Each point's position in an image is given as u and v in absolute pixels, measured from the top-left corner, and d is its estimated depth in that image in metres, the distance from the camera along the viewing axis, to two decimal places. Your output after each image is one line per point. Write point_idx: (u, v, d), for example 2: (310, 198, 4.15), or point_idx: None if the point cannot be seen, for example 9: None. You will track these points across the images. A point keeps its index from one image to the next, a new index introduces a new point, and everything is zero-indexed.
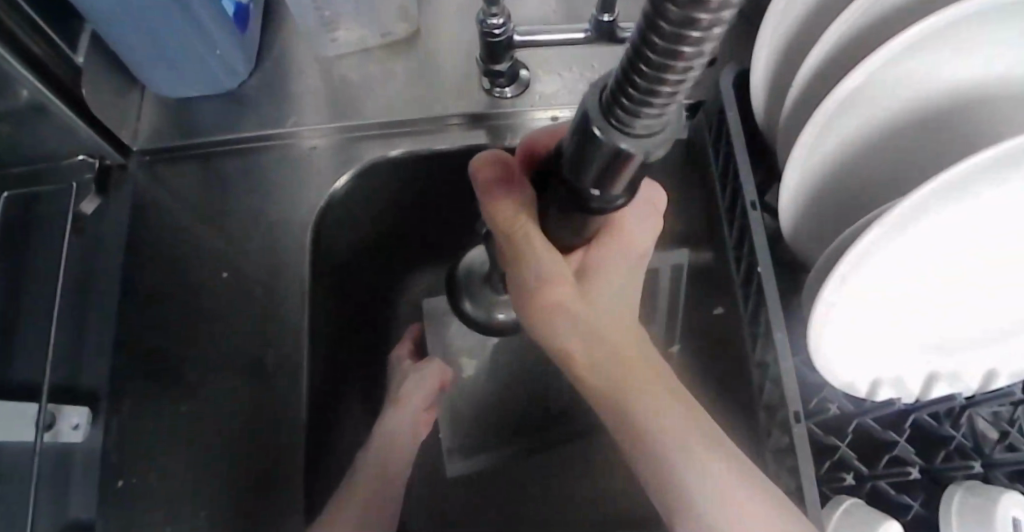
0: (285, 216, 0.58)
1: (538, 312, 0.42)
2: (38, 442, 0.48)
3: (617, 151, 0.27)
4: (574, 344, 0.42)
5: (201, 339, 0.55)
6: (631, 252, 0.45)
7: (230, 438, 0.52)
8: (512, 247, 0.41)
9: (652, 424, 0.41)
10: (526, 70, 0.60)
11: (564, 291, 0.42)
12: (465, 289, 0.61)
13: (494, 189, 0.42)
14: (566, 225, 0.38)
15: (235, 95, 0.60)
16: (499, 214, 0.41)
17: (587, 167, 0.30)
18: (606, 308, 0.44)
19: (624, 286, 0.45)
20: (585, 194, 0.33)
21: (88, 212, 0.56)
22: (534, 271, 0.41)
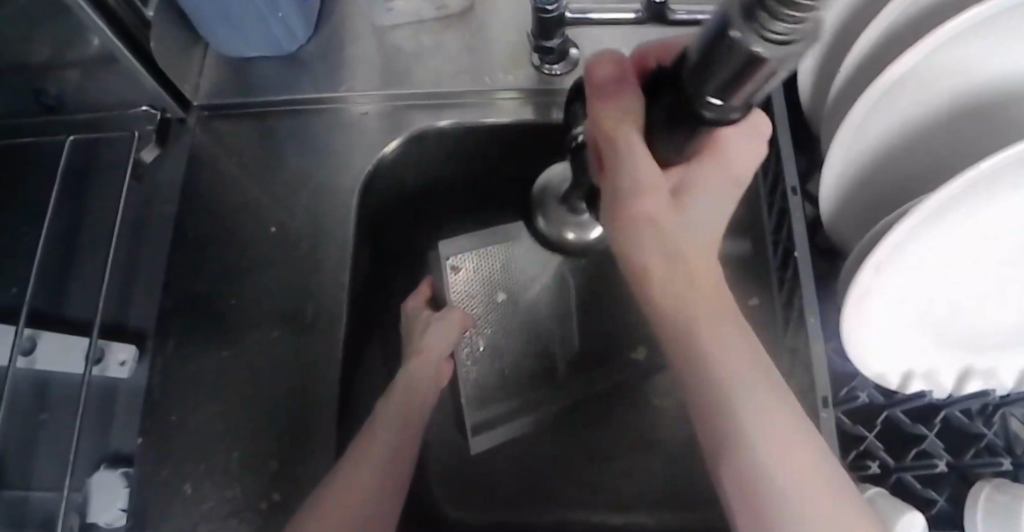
0: (332, 176, 0.60)
1: (623, 221, 0.39)
2: (88, 374, 0.51)
3: (750, 55, 0.28)
4: (655, 262, 0.39)
5: (243, 287, 0.57)
6: (724, 180, 0.42)
7: (267, 383, 0.54)
8: (611, 145, 0.39)
9: (730, 372, 0.37)
10: (576, 48, 0.61)
11: (654, 205, 0.38)
12: (539, 204, 0.62)
13: (607, 85, 0.40)
14: (680, 129, 0.37)
15: (293, 58, 0.63)
16: (608, 111, 0.39)
17: (716, 74, 0.31)
18: (699, 238, 0.40)
19: (712, 212, 0.42)
20: (708, 102, 0.33)
21: (149, 160, 0.59)
22: (632, 170, 0.38)
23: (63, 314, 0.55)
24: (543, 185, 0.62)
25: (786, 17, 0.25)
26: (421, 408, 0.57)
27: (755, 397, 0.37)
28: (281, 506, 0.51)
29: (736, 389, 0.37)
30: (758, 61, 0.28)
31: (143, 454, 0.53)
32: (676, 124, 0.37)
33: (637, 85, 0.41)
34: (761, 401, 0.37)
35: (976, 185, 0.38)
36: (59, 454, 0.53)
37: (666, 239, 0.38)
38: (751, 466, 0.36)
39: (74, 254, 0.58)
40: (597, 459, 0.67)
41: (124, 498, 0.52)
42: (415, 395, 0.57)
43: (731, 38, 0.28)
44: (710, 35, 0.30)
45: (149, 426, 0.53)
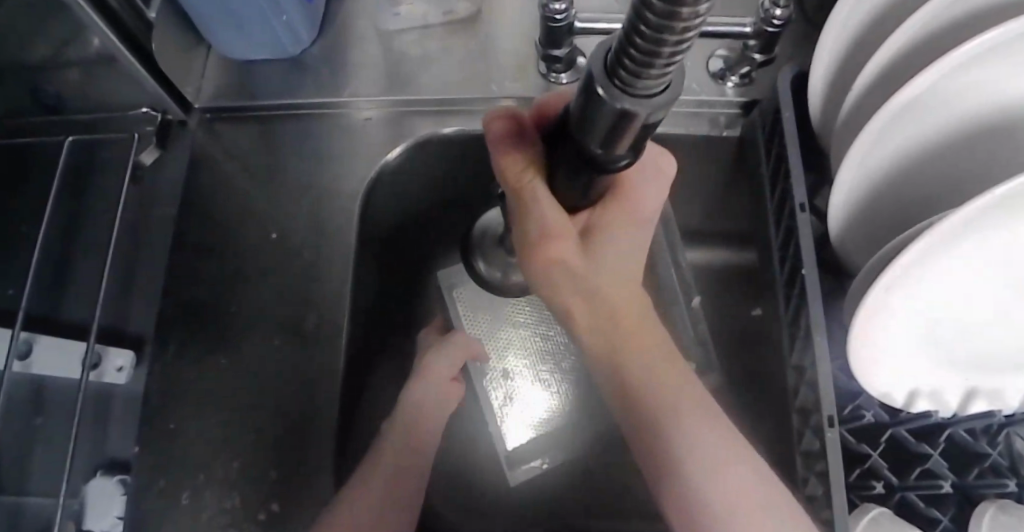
0: (334, 182, 0.59)
1: (540, 264, 0.43)
2: (84, 379, 0.50)
3: (618, 112, 0.28)
4: (572, 302, 0.44)
5: (243, 294, 0.56)
6: (631, 215, 0.44)
7: (267, 393, 0.53)
8: (518, 199, 0.42)
9: (660, 397, 0.44)
10: (583, 57, 0.60)
11: (563, 247, 0.42)
12: (478, 249, 0.61)
13: (502, 143, 0.42)
14: (579, 183, 0.38)
15: (296, 62, 0.62)
16: (509, 165, 0.42)
17: (592, 130, 0.31)
18: (610, 278, 0.43)
19: (629, 245, 0.44)
20: (602, 157, 0.33)
21: (148, 162, 0.59)
22: (535, 226, 0.42)
23: (60, 318, 0.55)
24: (476, 230, 0.62)
25: (651, 73, 0.25)
26: (429, 421, 0.56)
27: (686, 423, 0.44)
28: (280, 518, 0.50)
29: (672, 425, 0.44)
30: (629, 119, 0.28)
31: (141, 461, 0.52)
32: (573, 176, 0.37)
33: (532, 138, 0.42)
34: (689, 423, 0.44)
35: (985, 212, 0.38)
36: (56, 461, 0.53)
37: (577, 278, 0.43)
38: (684, 478, 0.44)
39: (72, 255, 0.57)
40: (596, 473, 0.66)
41: (121, 505, 0.52)
42: (427, 406, 0.57)
43: (594, 90, 0.28)
44: (581, 84, 0.30)
45: (147, 434, 0.52)
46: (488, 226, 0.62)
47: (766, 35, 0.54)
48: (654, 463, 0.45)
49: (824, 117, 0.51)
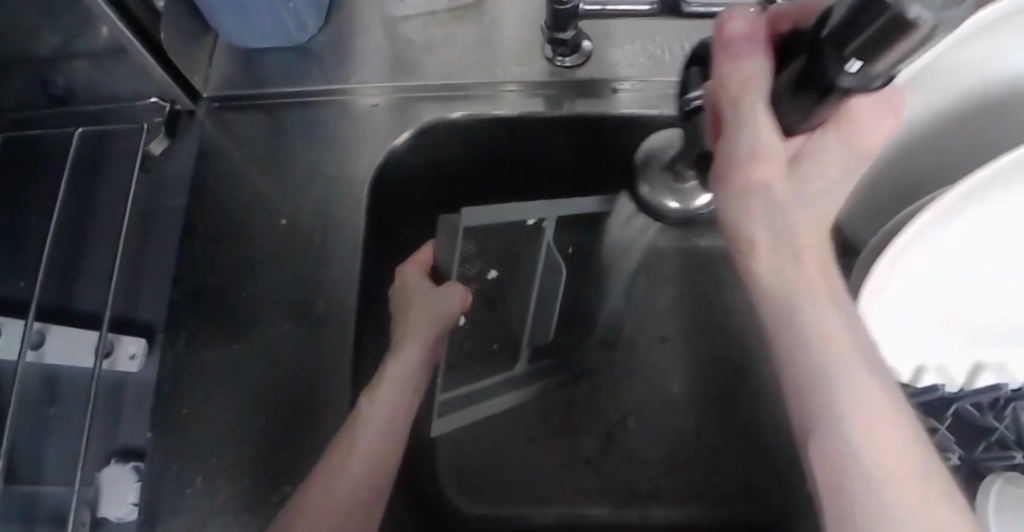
0: (343, 168, 0.59)
1: (732, 190, 0.39)
2: (98, 367, 0.51)
3: (898, 18, 0.28)
4: (760, 236, 0.39)
5: (253, 280, 0.56)
6: (855, 147, 0.38)
7: (279, 378, 0.53)
8: (730, 113, 0.38)
9: (825, 343, 0.38)
10: (588, 41, 0.61)
11: (773, 173, 0.38)
12: (638, 172, 0.62)
13: (736, 47, 0.38)
14: (801, 100, 0.36)
15: (303, 50, 0.62)
16: (728, 75, 0.38)
17: (855, 40, 0.31)
18: (801, 211, 0.38)
19: (834, 183, 0.39)
20: (840, 72, 0.33)
21: (157, 153, 0.60)
22: (746, 145, 0.38)
23: (74, 306, 0.56)
24: (641, 151, 0.61)
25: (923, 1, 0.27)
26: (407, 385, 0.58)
27: (838, 379, 0.37)
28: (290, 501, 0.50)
29: (831, 365, 0.37)
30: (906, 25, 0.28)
31: (154, 448, 0.52)
32: (799, 95, 0.36)
33: (767, 49, 0.38)
34: (843, 374, 0.37)
35: None
36: (71, 448, 0.53)
37: (781, 213, 0.38)
38: (825, 429, 0.37)
39: (84, 245, 0.58)
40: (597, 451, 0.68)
41: (135, 492, 0.52)
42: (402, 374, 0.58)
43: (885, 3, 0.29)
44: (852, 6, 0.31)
45: (159, 419, 0.53)
46: (654, 149, 0.60)
47: None
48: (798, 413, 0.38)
49: None
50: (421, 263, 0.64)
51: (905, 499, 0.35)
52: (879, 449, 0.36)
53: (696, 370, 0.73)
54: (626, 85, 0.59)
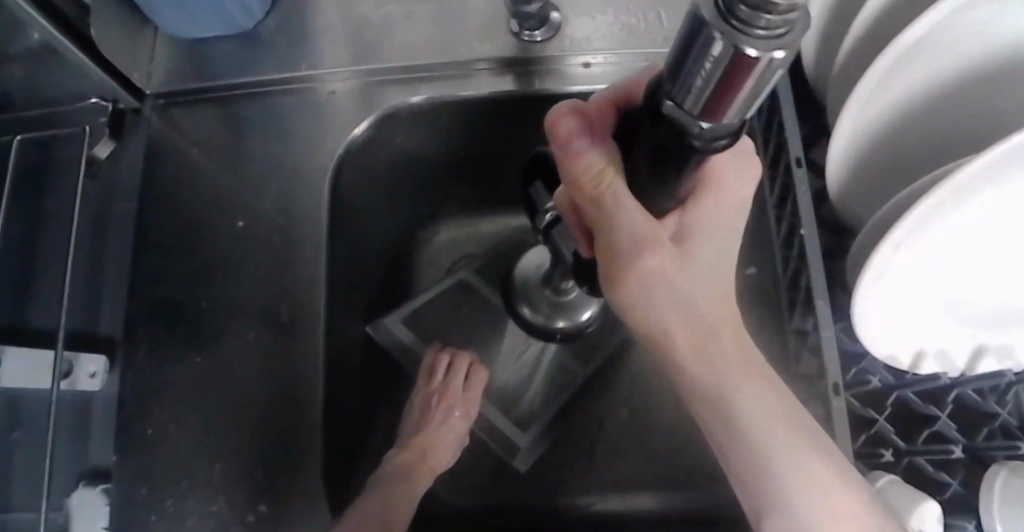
0: (302, 162, 0.56)
1: (630, 286, 0.35)
2: (55, 388, 0.48)
3: (735, 56, 0.22)
4: (673, 323, 0.35)
5: (214, 288, 0.53)
6: (725, 210, 0.36)
7: (243, 390, 0.50)
8: (596, 212, 0.35)
9: (745, 410, 0.36)
10: (558, 12, 0.57)
11: (661, 258, 0.34)
12: (524, 295, 0.60)
13: (576, 141, 0.35)
14: (665, 183, 0.32)
15: (253, 37, 0.58)
16: (581, 170, 0.35)
17: (696, 92, 0.25)
18: (705, 287, 0.36)
19: (721, 246, 0.37)
20: (691, 131, 0.27)
21: (104, 156, 0.56)
22: (625, 234, 0.34)
23: (26, 324, 0.53)
24: (517, 274, 0.61)
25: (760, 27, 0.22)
26: (450, 447, 0.59)
27: (787, 450, 0.36)
28: (269, 519, 0.48)
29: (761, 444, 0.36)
30: (745, 59, 0.22)
31: (123, 471, 0.50)
32: (654, 172, 0.32)
33: (610, 136, 0.36)
34: (781, 444, 0.36)
35: (1000, 161, 0.35)
36: (37, 474, 0.52)
37: (682, 296, 0.35)
38: (765, 500, 0.37)
39: (33, 257, 0.55)
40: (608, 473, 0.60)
41: (105, 517, 0.50)
42: (428, 431, 0.59)
43: (706, 38, 0.23)
44: (677, 55, 0.25)
45: (125, 441, 0.50)
46: (529, 271, 0.61)
47: None
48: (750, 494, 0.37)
49: (817, 67, 0.48)
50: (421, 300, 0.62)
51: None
52: (837, 510, 0.36)
53: None
54: (599, 58, 0.55)
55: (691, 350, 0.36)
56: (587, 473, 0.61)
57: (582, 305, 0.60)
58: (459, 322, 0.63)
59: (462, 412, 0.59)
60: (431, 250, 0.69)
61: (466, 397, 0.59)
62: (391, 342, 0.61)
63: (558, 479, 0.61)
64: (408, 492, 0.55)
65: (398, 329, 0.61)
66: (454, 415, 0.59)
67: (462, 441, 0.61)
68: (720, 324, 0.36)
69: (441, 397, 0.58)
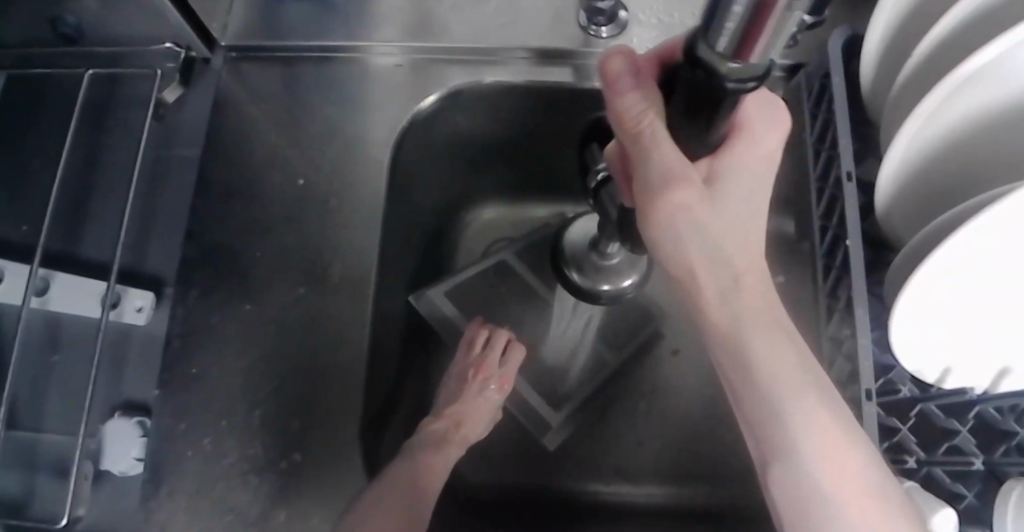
0: (361, 130, 0.58)
1: (657, 220, 0.37)
2: (105, 319, 0.49)
3: (757, 6, 0.23)
4: (697, 258, 0.37)
5: (269, 239, 0.55)
6: (758, 158, 0.38)
7: (288, 340, 0.52)
8: (635, 152, 0.36)
9: (760, 354, 0.37)
10: (625, 11, 0.58)
11: (690, 196, 0.35)
12: (571, 260, 0.64)
13: (621, 81, 0.35)
14: (700, 126, 0.33)
15: (328, 2, 0.60)
16: (624, 111, 0.35)
17: (722, 36, 0.26)
18: (733, 231, 0.37)
19: (752, 191, 0.38)
20: (720, 74, 0.28)
21: (170, 101, 0.58)
22: (657, 172, 0.35)
23: (78, 255, 0.55)
24: (564, 242, 0.65)
25: None
26: (482, 420, 0.60)
27: (794, 392, 0.37)
28: (302, 468, 0.49)
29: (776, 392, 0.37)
30: (768, 7, 0.23)
31: (164, 406, 0.51)
32: (691, 117, 0.33)
33: (655, 82, 0.36)
34: (791, 390, 0.37)
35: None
36: (70, 403, 0.52)
37: (707, 233, 0.36)
38: (777, 449, 0.38)
39: (90, 191, 0.56)
40: (624, 462, 0.63)
41: (139, 447, 0.50)
42: (464, 401, 0.60)
43: None
44: (706, 3, 0.26)
45: (168, 378, 0.51)
46: (575, 239, 0.64)
47: None
48: (763, 447, 0.38)
49: (875, 88, 0.49)
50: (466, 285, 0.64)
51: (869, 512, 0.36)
52: (840, 464, 0.37)
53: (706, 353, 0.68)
54: None
55: (714, 288, 0.38)
56: (604, 458, 0.64)
57: (623, 271, 0.64)
58: (498, 296, 0.65)
59: (498, 386, 0.60)
60: (471, 230, 0.71)
61: (502, 371, 0.60)
62: (436, 317, 0.63)
63: (573, 462, 0.63)
64: (441, 459, 0.56)
65: (442, 303, 0.63)
66: (491, 391, 0.60)
67: (495, 414, 0.61)
68: (744, 270, 0.38)
69: (479, 370, 0.60)
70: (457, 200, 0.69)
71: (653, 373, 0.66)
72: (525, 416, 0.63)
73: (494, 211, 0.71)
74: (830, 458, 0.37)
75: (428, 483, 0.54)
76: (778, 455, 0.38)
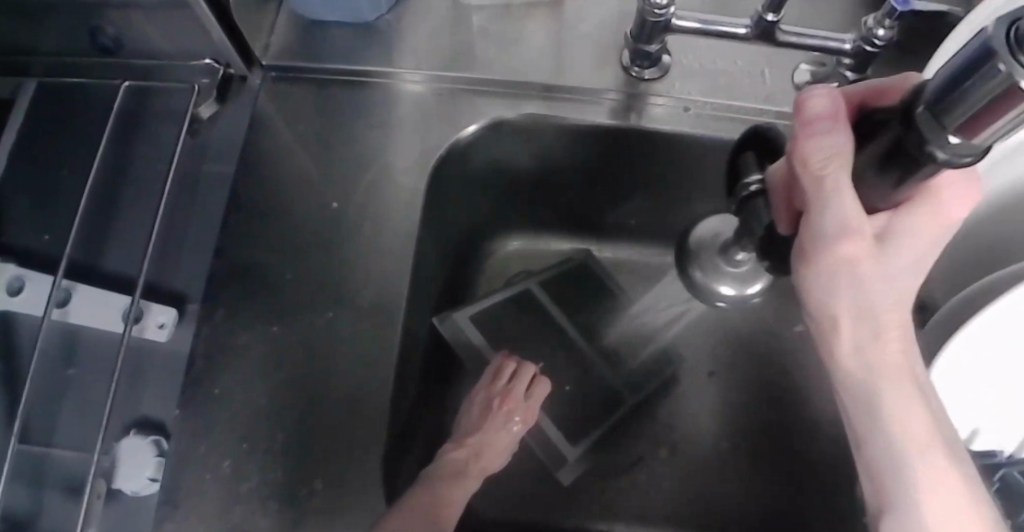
0: (398, 156, 0.58)
1: (817, 267, 0.37)
2: (125, 336, 0.48)
3: (999, 90, 0.25)
4: (845, 307, 0.38)
5: (299, 262, 0.54)
6: (937, 223, 0.36)
7: (315, 364, 0.51)
8: (811, 191, 0.37)
9: (850, 353, 0.39)
10: (667, 55, 0.59)
11: (859, 250, 0.36)
12: (695, 259, 0.60)
13: (816, 124, 0.37)
14: (888, 169, 0.34)
15: (372, 29, 0.61)
16: (811, 152, 0.37)
17: (952, 109, 0.28)
18: (896, 274, 0.36)
19: (923, 255, 0.36)
20: (937, 142, 0.29)
21: (205, 116, 0.57)
22: (831, 221, 0.36)
23: (102, 267, 0.54)
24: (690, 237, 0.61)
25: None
26: (500, 453, 0.61)
27: (889, 395, 0.38)
28: (322, 496, 0.48)
29: (875, 395, 0.39)
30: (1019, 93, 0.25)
31: (182, 427, 0.50)
32: (884, 166, 0.34)
33: (853, 127, 0.37)
34: (900, 435, 0.38)
35: None
36: (86, 417, 0.51)
37: (864, 292, 0.37)
38: (875, 458, 0.39)
39: (117, 202, 0.56)
40: (637, 499, 0.63)
41: (154, 467, 0.49)
42: (487, 430, 0.60)
43: (979, 65, 0.26)
44: (949, 71, 0.28)
45: (190, 397, 0.51)
46: (703, 237, 0.60)
47: (862, 56, 0.53)
48: (868, 457, 0.40)
49: None
50: (492, 314, 0.64)
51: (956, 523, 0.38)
52: (938, 483, 0.38)
53: (727, 397, 0.67)
54: (700, 105, 0.58)
55: (857, 364, 0.39)
56: (613, 492, 0.63)
57: (747, 277, 0.58)
58: (524, 325, 0.65)
59: (521, 419, 0.61)
60: (497, 259, 0.71)
61: (528, 404, 0.60)
62: (460, 340, 0.63)
63: (585, 495, 0.63)
64: (459, 490, 0.56)
65: (467, 328, 0.63)
66: (513, 423, 0.61)
67: (512, 448, 0.62)
68: (902, 364, 0.38)
69: (504, 400, 0.59)
70: (485, 228, 0.69)
71: (671, 413, 0.66)
72: (540, 446, 0.63)
73: (522, 242, 0.71)
74: (923, 470, 0.38)
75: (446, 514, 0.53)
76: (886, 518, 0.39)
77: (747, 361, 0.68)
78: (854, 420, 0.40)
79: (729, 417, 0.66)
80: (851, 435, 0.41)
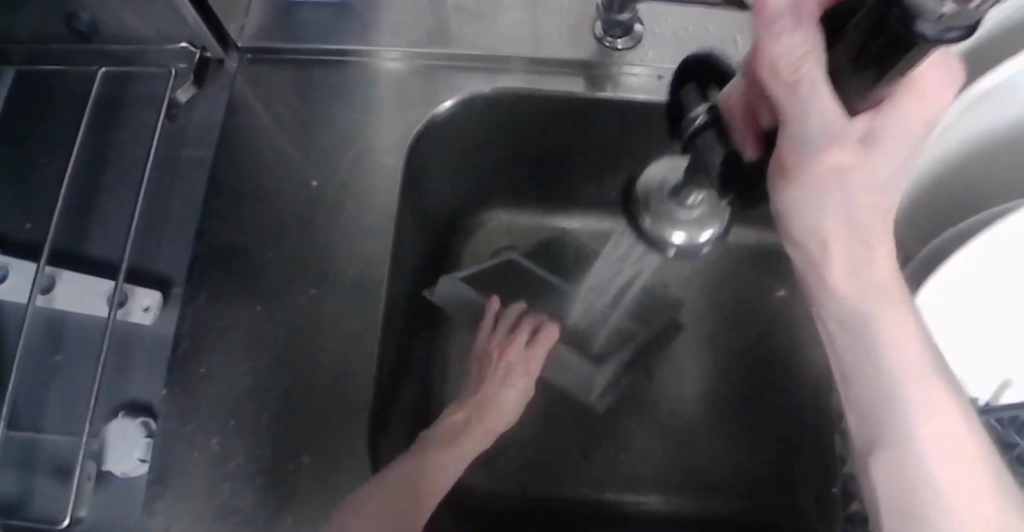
0: (378, 132, 0.58)
1: (803, 181, 0.33)
2: (109, 320, 0.48)
3: None
4: (833, 224, 0.35)
5: (286, 241, 0.55)
6: (924, 118, 0.31)
7: (301, 341, 0.52)
8: (780, 96, 0.31)
9: (843, 279, 0.37)
10: (640, 25, 0.60)
11: (847, 158, 0.32)
12: None
13: (780, 20, 0.30)
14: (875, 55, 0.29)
15: (345, 8, 0.61)
16: (772, 54, 0.31)
17: None
18: (876, 187, 0.34)
19: (906, 161, 0.33)
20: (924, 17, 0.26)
21: (182, 101, 0.57)
22: (816, 128, 0.31)
23: (86, 252, 0.54)
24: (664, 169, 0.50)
25: None
26: (508, 413, 0.61)
27: (885, 324, 0.38)
28: (310, 470, 0.48)
29: (874, 320, 0.38)
30: None
31: (170, 406, 0.50)
32: (870, 56, 0.29)
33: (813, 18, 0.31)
34: (902, 363, 0.39)
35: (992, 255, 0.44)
36: (73, 401, 0.51)
37: (853, 204, 0.34)
38: (876, 389, 0.39)
39: (98, 187, 0.56)
40: (632, 474, 0.65)
41: (143, 448, 0.50)
42: (488, 389, 0.61)
43: None
44: None
45: (176, 379, 0.51)
46: None
47: None
48: (865, 394, 0.40)
49: None
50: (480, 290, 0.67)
51: (950, 448, 0.39)
52: (934, 408, 0.39)
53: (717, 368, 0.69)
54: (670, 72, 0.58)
55: (846, 281, 0.37)
56: (600, 462, 0.65)
57: None
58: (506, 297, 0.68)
59: (523, 374, 0.62)
60: (481, 236, 0.71)
61: (533, 348, 0.63)
62: None
63: (575, 468, 0.64)
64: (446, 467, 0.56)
65: None
66: (517, 380, 0.62)
67: (520, 407, 0.62)
68: (888, 287, 0.38)
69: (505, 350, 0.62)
70: (465, 205, 0.69)
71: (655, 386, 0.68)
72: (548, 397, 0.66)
73: (504, 221, 0.72)
74: (924, 397, 0.39)
75: (429, 487, 0.53)
76: (880, 465, 0.40)
77: (730, 327, 0.70)
78: (843, 351, 0.40)
79: (723, 387, 0.68)
80: (841, 382, 0.41)
